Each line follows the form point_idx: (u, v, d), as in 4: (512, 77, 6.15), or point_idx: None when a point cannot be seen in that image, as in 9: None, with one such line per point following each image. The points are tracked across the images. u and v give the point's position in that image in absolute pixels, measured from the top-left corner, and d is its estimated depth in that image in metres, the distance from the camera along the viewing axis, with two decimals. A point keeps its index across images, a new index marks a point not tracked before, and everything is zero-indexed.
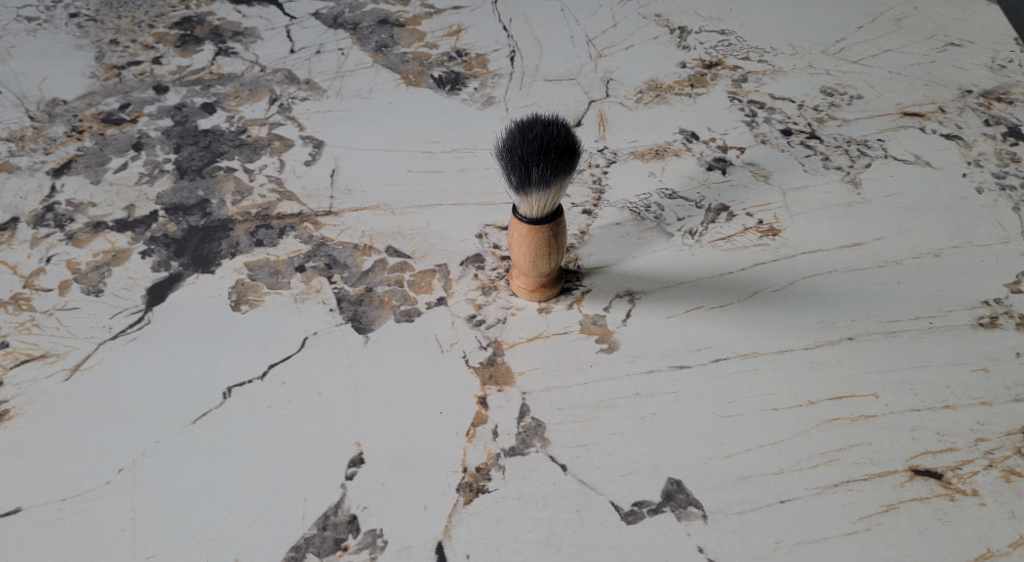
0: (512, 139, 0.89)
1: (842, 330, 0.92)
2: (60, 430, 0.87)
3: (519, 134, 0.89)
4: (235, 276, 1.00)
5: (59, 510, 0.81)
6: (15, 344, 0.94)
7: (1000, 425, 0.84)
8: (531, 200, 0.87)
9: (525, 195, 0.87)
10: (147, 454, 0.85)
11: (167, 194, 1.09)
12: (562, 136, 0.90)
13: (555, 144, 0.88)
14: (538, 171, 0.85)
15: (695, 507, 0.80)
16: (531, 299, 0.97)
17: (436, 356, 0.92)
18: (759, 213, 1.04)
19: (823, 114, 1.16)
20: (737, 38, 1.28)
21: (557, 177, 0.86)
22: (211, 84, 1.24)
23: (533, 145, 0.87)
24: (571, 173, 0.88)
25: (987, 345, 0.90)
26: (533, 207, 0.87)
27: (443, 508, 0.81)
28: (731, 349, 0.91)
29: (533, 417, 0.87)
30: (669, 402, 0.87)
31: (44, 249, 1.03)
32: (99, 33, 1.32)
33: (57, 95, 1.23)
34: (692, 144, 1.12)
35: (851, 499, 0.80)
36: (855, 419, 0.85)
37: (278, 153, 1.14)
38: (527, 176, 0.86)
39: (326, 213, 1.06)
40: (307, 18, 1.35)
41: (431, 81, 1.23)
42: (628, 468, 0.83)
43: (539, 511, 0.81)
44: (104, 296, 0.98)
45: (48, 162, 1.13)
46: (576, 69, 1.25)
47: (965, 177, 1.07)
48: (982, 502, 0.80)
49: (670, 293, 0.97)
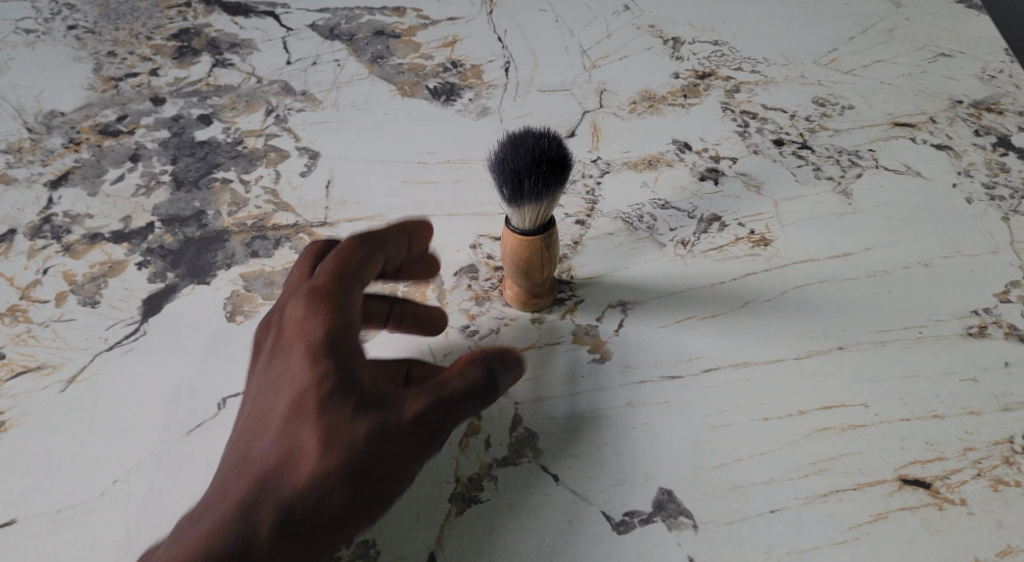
0: (505, 149, 0.90)
1: (833, 340, 0.93)
2: (54, 441, 0.87)
3: (511, 144, 0.90)
4: (229, 287, 1.01)
5: (52, 522, 0.82)
6: (11, 355, 0.94)
7: (987, 435, 0.85)
8: (522, 212, 0.88)
9: (516, 207, 0.88)
10: (142, 466, 0.85)
11: (163, 206, 1.10)
12: (555, 147, 0.91)
13: (547, 155, 0.89)
14: (528, 182, 0.86)
15: (686, 517, 0.80)
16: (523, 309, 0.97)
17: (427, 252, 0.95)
18: (750, 223, 1.05)
19: (815, 124, 1.17)
20: (730, 49, 1.29)
21: (548, 190, 0.87)
22: (208, 96, 1.25)
23: (524, 155, 0.88)
24: (563, 183, 0.89)
25: (976, 355, 0.91)
26: (525, 219, 0.88)
27: (435, 519, 0.82)
28: (722, 358, 0.92)
29: (525, 427, 0.87)
30: (661, 413, 0.88)
31: (41, 261, 1.03)
32: (97, 45, 1.33)
33: (55, 108, 1.24)
34: (685, 154, 1.14)
35: (840, 509, 0.80)
36: (844, 429, 0.85)
37: (274, 164, 1.15)
38: (519, 188, 0.87)
39: (321, 224, 1.07)
40: (303, 29, 1.36)
41: (426, 93, 1.24)
42: (620, 478, 0.83)
43: (531, 522, 0.81)
44: (100, 308, 0.98)
45: (45, 174, 1.14)
46: (570, 80, 1.25)
47: (955, 187, 1.08)
48: (971, 512, 0.80)
49: (661, 304, 0.98)
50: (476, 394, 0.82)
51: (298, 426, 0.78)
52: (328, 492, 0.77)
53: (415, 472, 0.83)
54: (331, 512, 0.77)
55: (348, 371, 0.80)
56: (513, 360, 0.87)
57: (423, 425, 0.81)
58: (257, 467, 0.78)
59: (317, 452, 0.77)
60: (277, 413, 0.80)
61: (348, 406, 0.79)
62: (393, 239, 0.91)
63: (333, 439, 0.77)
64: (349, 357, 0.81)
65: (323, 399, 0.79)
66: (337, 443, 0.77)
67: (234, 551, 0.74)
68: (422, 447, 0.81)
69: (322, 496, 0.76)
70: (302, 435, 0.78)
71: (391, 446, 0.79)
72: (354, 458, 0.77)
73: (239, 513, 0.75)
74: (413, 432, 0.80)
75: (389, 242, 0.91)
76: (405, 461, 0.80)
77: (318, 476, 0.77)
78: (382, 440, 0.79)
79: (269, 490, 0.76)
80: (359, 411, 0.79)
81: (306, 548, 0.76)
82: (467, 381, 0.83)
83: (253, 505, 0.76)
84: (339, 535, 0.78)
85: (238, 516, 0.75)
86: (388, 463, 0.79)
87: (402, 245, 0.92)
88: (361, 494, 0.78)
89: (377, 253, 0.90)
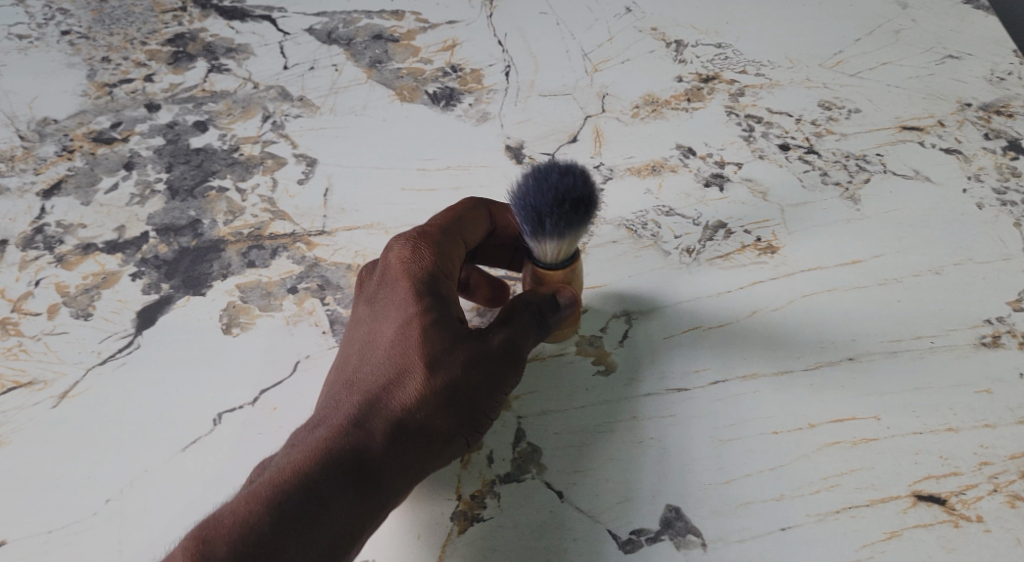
0: (530, 176, 0.87)
1: (843, 351, 0.90)
2: (45, 458, 0.85)
3: (538, 171, 0.87)
4: (225, 298, 0.99)
5: (44, 543, 0.80)
6: (2, 370, 0.92)
7: (1003, 448, 0.82)
8: (544, 247, 0.86)
9: (538, 242, 0.86)
10: (135, 484, 0.83)
11: (157, 215, 1.08)
12: (582, 177, 0.86)
13: (574, 189, 0.85)
14: (551, 221, 0.84)
15: (694, 536, 0.78)
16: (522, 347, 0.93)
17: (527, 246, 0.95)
18: (757, 230, 1.03)
19: (821, 128, 1.15)
20: (734, 52, 1.26)
21: (571, 227, 0.85)
22: (203, 102, 1.23)
23: (550, 188, 0.85)
24: (590, 217, 0.86)
25: (990, 366, 0.88)
26: (547, 255, 0.87)
27: (436, 538, 0.80)
28: (730, 370, 0.89)
29: (528, 442, 0.85)
30: (667, 426, 0.86)
31: (33, 272, 1.01)
32: (91, 51, 1.31)
33: (48, 115, 1.22)
34: (689, 160, 1.11)
35: (853, 526, 0.78)
36: (856, 443, 0.83)
37: (270, 171, 1.13)
38: (540, 225, 0.85)
39: (318, 233, 1.06)
40: (300, 33, 1.34)
41: (425, 98, 1.22)
42: (627, 494, 0.81)
43: (535, 541, 0.79)
44: (93, 321, 0.96)
45: (38, 183, 1.12)
46: (571, 85, 1.23)
47: (965, 192, 1.06)
48: (986, 529, 0.78)
49: (667, 315, 0.96)
50: (540, 320, 0.84)
51: (400, 346, 0.80)
52: (429, 413, 0.79)
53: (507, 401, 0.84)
54: (432, 433, 0.79)
55: (447, 304, 0.83)
56: (569, 300, 0.85)
57: (514, 353, 0.82)
58: (364, 386, 0.80)
59: (420, 369, 0.79)
60: (379, 340, 0.82)
61: (450, 335, 0.81)
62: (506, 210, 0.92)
63: (435, 364, 0.79)
64: (447, 295, 0.84)
65: (427, 325, 0.81)
66: (438, 369, 0.79)
67: (345, 462, 0.76)
68: (513, 373, 0.82)
69: (424, 415, 0.79)
70: (405, 356, 0.80)
71: (484, 370, 0.80)
72: (454, 383, 0.79)
73: (347, 427, 0.77)
74: (506, 359, 0.82)
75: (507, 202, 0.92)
76: (501, 388, 0.82)
77: (422, 395, 0.79)
78: (481, 367, 0.80)
79: (377, 406, 0.79)
80: (459, 340, 0.81)
81: (407, 466, 0.78)
82: (544, 312, 0.84)
83: (362, 418, 0.78)
84: (437, 457, 0.80)
85: (347, 430, 0.77)
86: (485, 388, 0.81)
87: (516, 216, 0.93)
88: (460, 416, 0.80)
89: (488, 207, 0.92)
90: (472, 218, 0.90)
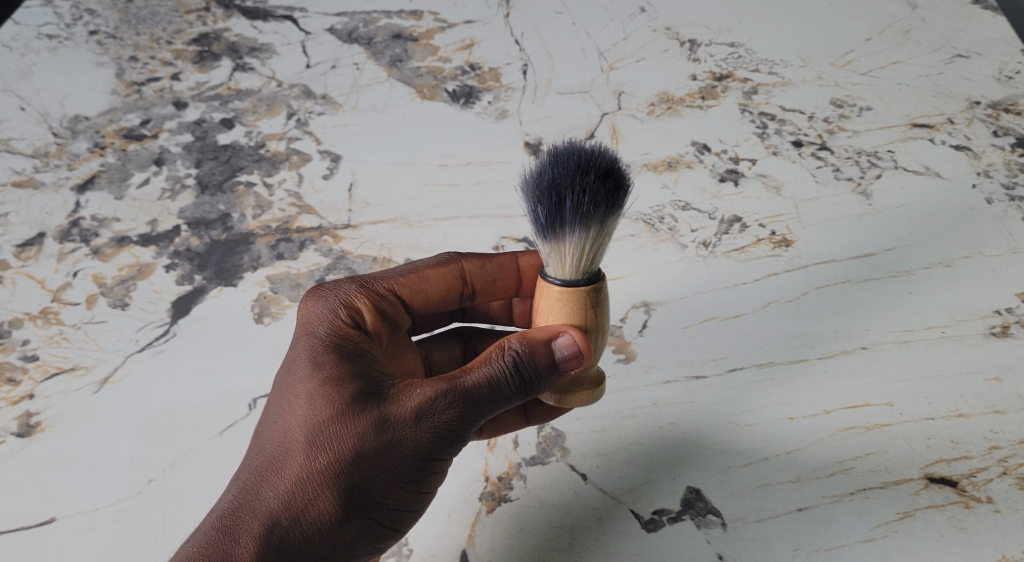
0: (543, 163, 0.80)
1: (856, 341, 0.94)
2: (88, 441, 0.88)
3: (551, 156, 0.80)
4: (257, 289, 1.02)
5: (92, 520, 0.83)
6: (45, 357, 0.96)
7: (1013, 433, 0.85)
8: (563, 247, 0.77)
9: (557, 241, 0.77)
10: (175, 465, 0.86)
11: (188, 209, 1.11)
12: (603, 155, 0.79)
13: (594, 166, 0.77)
14: (570, 202, 0.76)
15: (714, 516, 0.81)
16: (555, 401, 0.80)
17: (529, 302, 0.96)
18: (771, 224, 1.06)
19: (834, 125, 1.17)
20: (747, 50, 1.29)
21: (597, 211, 0.76)
22: (229, 100, 1.26)
23: (564, 170, 0.78)
24: (617, 210, 0.78)
25: (999, 354, 0.91)
26: (568, 253, 0.77)
27: (465, 517, 0.83)
28: (746, 359, 0.93)
29: (552, 427, 0.89)
30: (685, 412, 0.89)
31: (71, 264, 1.05)
32: (119, 50, 1.35)
33: (79, 112, 1.25)
34: (704, 156, 1.14)
35: (868, 507, 0.81)
36: (869, 428, 0.86)
37: (296, 167, 1.16)
38: (562, 207, 0.77)
39: (344, 227, 1.09)
40: (322, 33, 1.37)
41: (445, 96, 1.26)
42: (648, 477, 0.85)
43: (560, 519, 0.82)
44: (130, 310, 1.00)
45: (72, 178, 1.15)
46: (588, 83, 1.26)
47: (974, 188, 1.08)
48: (997, 510, 0.80)
49: (685, 306, 0.99)
50: (475, 386, 0.73)
51: (286, 418, 0.73)
52: (317, 493, 0.70)
53: (428, 478, 0.74)
54: (325, 520, 0.70)
55: (345, 364, 0.75)
56: (573, 341, 0.74)
57: (429, 416, 0.72)
58: (252, 467, 0.72)
59: (310, 447, 0.71)
60: (272, 415, 0.75)
61: (339, 399, 0.72)
62: (481, 265, 0.90)
63: (320, 436, 0.71)
64: (348, 355, 0.76)
65: (323, 395, 0.72)
66: (326, 441, 0.71)
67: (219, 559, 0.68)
68: (426, 447, 0.72)
69: (312, 497, 0.70)
70: (290, 431, 0.72)
71: (387, 445, 0.71)
72: (343, 456, 0.70)
73: (225, 518, 0.69)
74: (416, 424, 0.71)
75: (480, 258, 0.91)
76: (410, 458, 0.72)
77: (307, 474, 0.70)
78: (379, 434, 0.71)
79: (263, 491, 0.70)
80: (350, 408, 0.71)
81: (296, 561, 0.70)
82: (481, 375, 0.73)
83: (241, 506, 0.70)
84: (336, 544, 0.71)
85: (222, 520, 0.69)
86: (386, 460, 0.71)
87: (497, 270, 0.91)
88: (358, 493, 0.71)
89: (461, 267, 0.90)
90: (438, 275, 0.89)
